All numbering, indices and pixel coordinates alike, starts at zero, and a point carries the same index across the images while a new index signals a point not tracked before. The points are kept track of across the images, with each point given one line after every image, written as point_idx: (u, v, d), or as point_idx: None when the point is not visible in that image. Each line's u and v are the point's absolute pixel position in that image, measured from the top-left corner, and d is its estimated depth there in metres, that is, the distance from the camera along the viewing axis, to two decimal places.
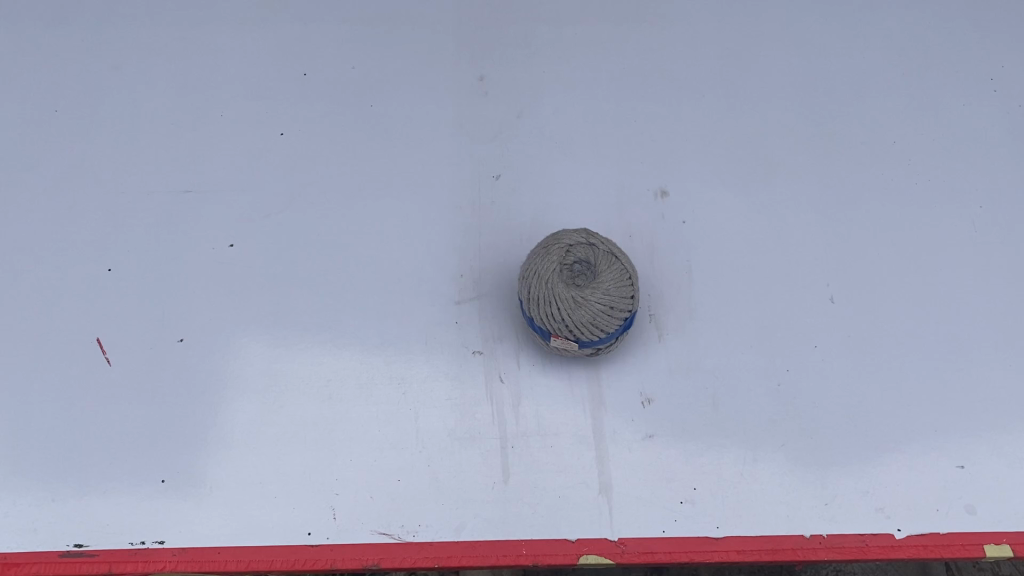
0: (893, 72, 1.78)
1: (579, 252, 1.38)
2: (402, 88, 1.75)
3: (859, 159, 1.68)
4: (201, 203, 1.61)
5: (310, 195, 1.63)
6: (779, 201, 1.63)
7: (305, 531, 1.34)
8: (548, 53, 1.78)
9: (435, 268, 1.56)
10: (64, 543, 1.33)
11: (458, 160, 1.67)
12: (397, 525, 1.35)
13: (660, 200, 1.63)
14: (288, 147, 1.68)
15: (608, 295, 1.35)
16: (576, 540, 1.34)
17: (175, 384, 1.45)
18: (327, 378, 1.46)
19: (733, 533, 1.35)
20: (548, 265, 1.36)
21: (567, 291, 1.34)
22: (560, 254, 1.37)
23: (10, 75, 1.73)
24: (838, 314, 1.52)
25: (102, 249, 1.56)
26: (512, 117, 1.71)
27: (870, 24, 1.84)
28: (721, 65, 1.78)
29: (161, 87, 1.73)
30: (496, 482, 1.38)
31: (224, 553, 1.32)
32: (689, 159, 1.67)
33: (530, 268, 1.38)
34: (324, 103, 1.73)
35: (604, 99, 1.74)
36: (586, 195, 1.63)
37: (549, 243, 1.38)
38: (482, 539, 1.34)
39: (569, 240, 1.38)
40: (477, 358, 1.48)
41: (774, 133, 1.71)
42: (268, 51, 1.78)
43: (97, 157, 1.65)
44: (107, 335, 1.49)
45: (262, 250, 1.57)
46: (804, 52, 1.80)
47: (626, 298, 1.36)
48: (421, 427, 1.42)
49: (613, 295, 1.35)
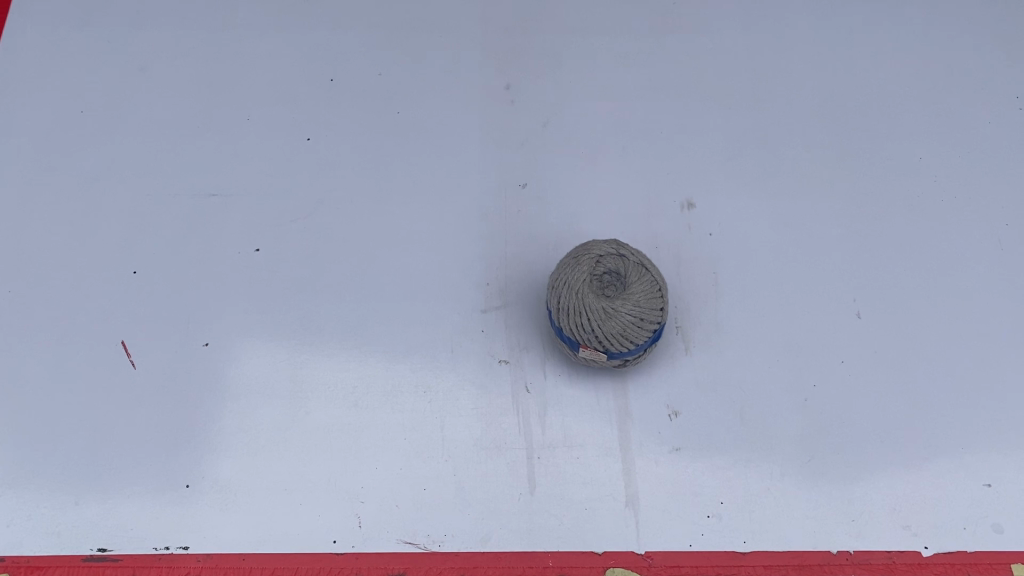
0: (918, 87, 1.78)
1: (609, 261, 1.38)
2: (428, 95, 1.74)
3: (885, 174, 1.68)
4: (227, 207, 1.61)
5: (336, 201, 1.62)
6: (806, 215, 1.63)
7: (330, 539, 1.33)
8: (575, 63, 1.78)
9: (461, 277, 1.55)
10: (87, 548, 1.32)
11: (484, 168, 1.66)
12: (423, 535, 1.34)
13: (687, 211, 1.62)
14: (313, 152, 1.67)
15: (638, 306, 1.34)
16: (603, 552, 1.33)
17: (200, 387, 1.45)
18: (353, 384, 1.46)
19: (760, 548, 1.34)
20: (578, 275, 1.36)
21: (598, 302, 1.34)
22: (590, 264, 1.37)
23: (35, 76, 1.73)
24: (865, 329, 1.52)
25: (128, 252, 1.56)
26: (539, 126, 1.71)
27: (896, 41, 1.84)
28: (748, 77, 1.78)
29: (187, 89, 1.73)
30: (523, 493, 1.37)
31: (248, 560, 1.32)
32: (715, 172, 1.67)
33: (560, 278, 1.37)
34: (351, 109, 1.72)
35: (631, 109, 1.74)
36: (613, 205, 1.63)
37: (580, 253, 1.38)
38: (508, 550, 1.33)
39: (598, 250, 1.38)
40: (503, 367, 1.47)
41: (800, 147, 1.71)
42: (295, 56, 1.78)
43: (122, 159, 1.65)
44: (132, 337, 1.48)
45: (288, 255, 1.57)
46: (831, 66, 1.80)
47: (656, 309, 1.36)
48: (447, 436, 1.41)
49: (643, 307, 1.35)
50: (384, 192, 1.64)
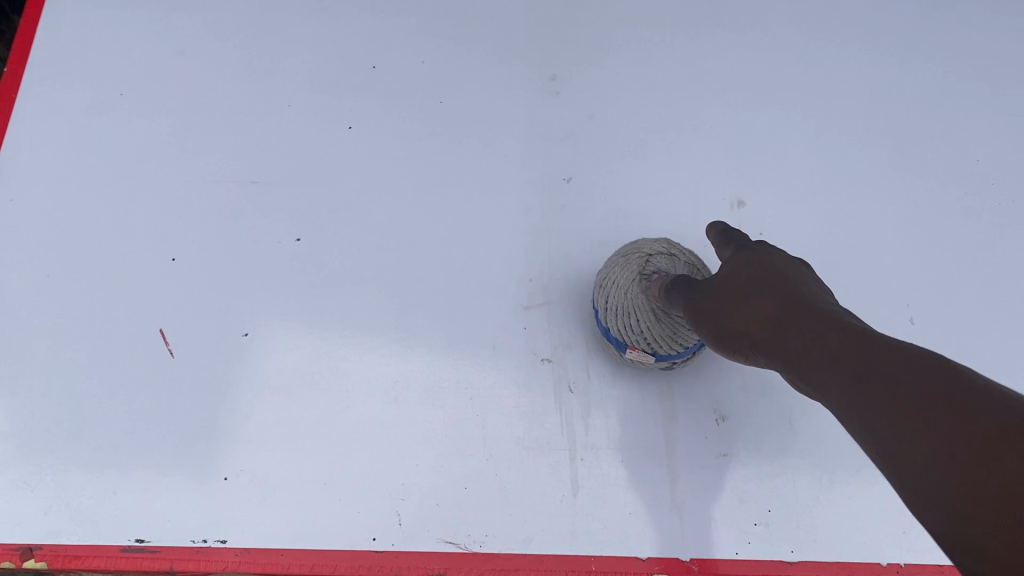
0: (974, 87, 1.75)
1: (661, 261, 1.32)
2: (472, 84, 1.71)
3: (940, 177, 1.65)
4: (267, 195, 1.59)
5: (378, 191, 1.60)
6: (858, 217, 1.60)
7: (370, 536, 1.31)
8: (622, 53, 1.74)
9: (505, 272, 1.52)
10: (125, 538, 1.31)
11: (529, 161, 1.63)
12: (463, 535, 1.31)
13: (737, 209, 1.59)
14: (355, 141, 1.65)
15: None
16: (648, 558, 1.31)
17: (240, 378, 1.43)
18: (394, 379, 1.43)
19: (808, 558, 1.33)
20: (627, 274, 1.31)
21: (647, 302, 1.29)
22: (640, 263, 1.32)
23: (72, 55, 1.70)
24: (918, 335, 1.50)
25: (167, 238, 1.54)
26: (585, 118, 1.67)
27: (952, 38, 1.80)
28: (800, 72, 1.74)
29: (228, 74, 1.71)
30: (565, 494, 1.35)
31: (287, 556, 1.30)
32: (766, 169, 1.63)
33: (608, 277, 1.34)
34: (394, 97, 1.69)
35: (680, 103, 1.70)
36: (661, 200, 1.59)
37: (629, 251, 1.33)
38: (550, 553, 1.31)
39: (648, 249, 1.32)
40: (546, 365, 1.44)
41: (853, 146, 1.67)
42: (337, 41, 1.75)
43: (162, 144, 1.63)
44: (171, 326, 1.46)
45: (329, 245, 1.54)
46: (884, 63, 1.76)
47: None
48: (489, 434, 1.39)
49: None
50: (426, 183, 1.61)
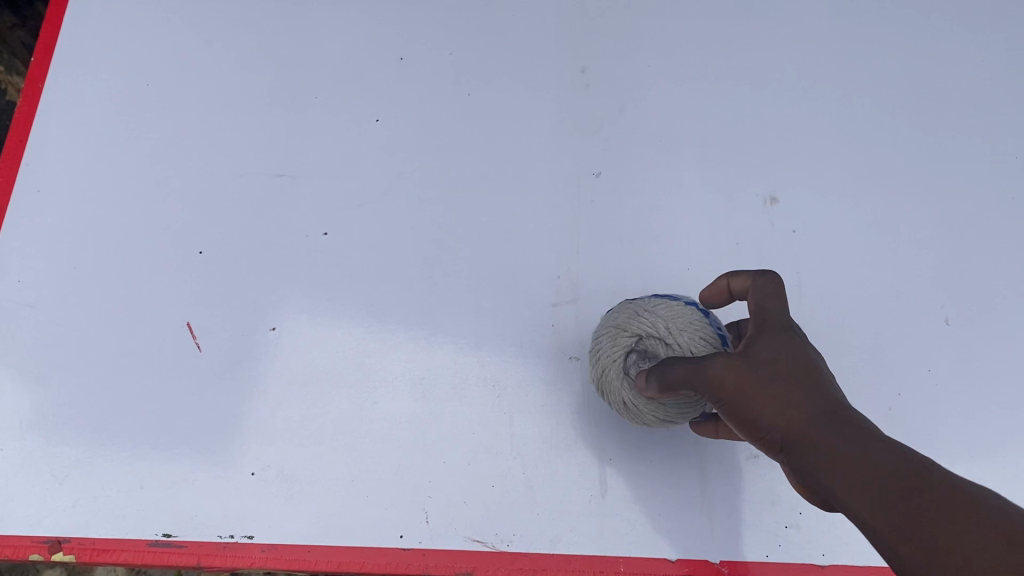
0: (1013, 81, 1.71)
1: (652, 347, 1.18)
2: (500, 77, 1.69)
3: (977, 173, 1.62)
4: (294, 188, 1.57)
5: (405, 186, 1.58)
6: (893, 215, 1.57)
7: (396, 534, 1.30)
8: (653, 45, 1.72)
9: (533, 268, 1.51)
10: (153, 532, 1.30)
11: (558, 155, 1.61)
12: (490, 533, 1.30)
13: (769, 206, 1.56)
14: (383, 134, 1.63)
15: (659, 411, 1.17)
16: (677, 560, 1.30)
17: (268, 372, 1.42)
18: (420, 375, 1.42)
19: (839, 561, 1.32)
20: (609, 353, 1.21)
21: (621, 392, 1.20)
22: (627, 341, 1.19)
23: (98, 46, 1.69)
24: (954, 336, 1.47)
25: (194, 231, 1.53)
26: (615, 112, 1.65)
27: (991, 30, 1.76)
28: (834, 66, 1.71)
29: (255, 65, 1.69)
30: (593, 494, 1.33)
31: (314, 552, 1.29)
32: (799, 165, 1.61)
33: (597, 344, 1.25)
34: (421, 90, 1.67)
35: (711, 97, 1.67)
36: (692, 197, 1.57)
37: (621, 324, 1.20)
38: (578, 553, 1.30)
39: (639, 329, 1.18)
40: (574, 364, 1.43)
41: (888, 142, 1.64)
42: (364, 32, 1.73)
43: (189, 136, 1.62)
44: (198, 320, 1.46)
45: (356, 239, 1.53)
46: (921, 56, 1.73)
47: (685, 414, 1.17)
48: (516, 433, 1.37)
49: (668, 412, 1.17)
50: (453, 177, 1.59)
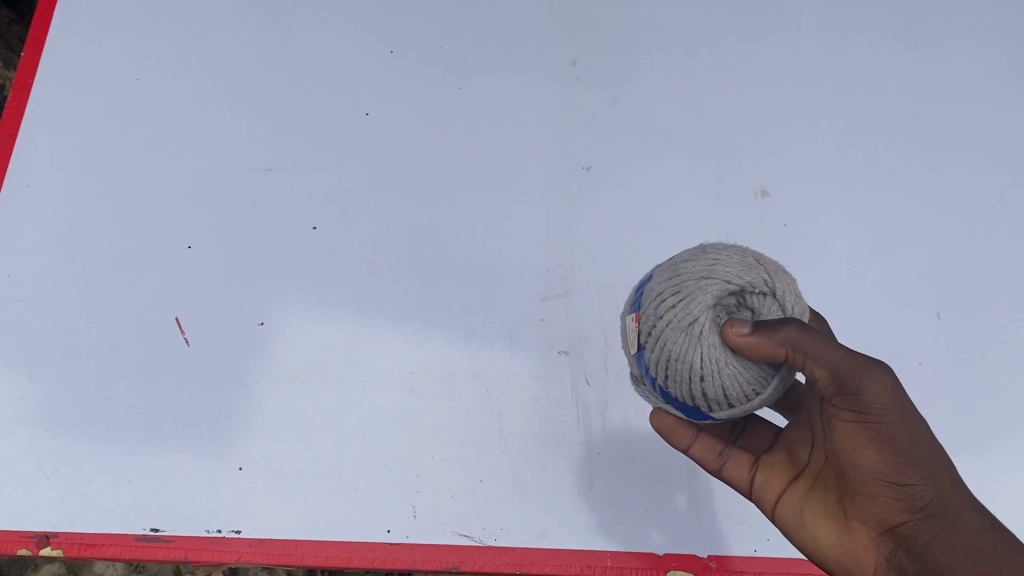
0: (1007, 71, 1.70)
1: (766, 310, 0.94)
2: (490, 70, 1.68)
3: (969, 165, 1.61)
4: (283, 182, 1.57)
5: (395, 180, 1.58)
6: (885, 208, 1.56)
7: (384, 528, 1.31)
8: (645, 38, 1.71)
9: (522, 262, 1.50)
10: (141, 527, 1.31)
11: (548, 148, 1.60)
12: (478, 528, 1.31)
13: (761, 199, 1.55)
14: (372, 128, 1.63)
15: (719, 364, 0.91)
16: (664, 555, 1.31)
17: (256, 367, 1.42)
18: (410, 369, 1.42)
19: None
20: (732, 267, 0.94)
21: (707, 310, 0.91)
22: (758, 278, 0.94)
23: (88, 40, 1.69)
24: (945, 329, 1.46)
25: (184, 226, 1.53)
26: (605, 106, 1.64)
27: (985, 21, 1.75)
28: (827, 58, 1.69)
29: (244, 60, 1.69)
30: (581, 489, 1.33)
31: (302, 546, 1.30)
32: (790, 158, 1.60)
33: (718, 251, 0.97)
34: (411, 84, 1.67)
35: (703, 90, 1.66)
36: (682, 190, 1.56)
37: (764, 262, 0.96)
38: (566, 547, 1.30)
39: (781, 286, 0.95)
40: (563, 358, 1.42)
41: (880, 134, 1.63)
42: (353, 25, 1.72)
43: (179, 131, 1.62)
44: (186, 314, 1.45)
45: (345, 234, 1.53)
46: (914, 48, 1.71)
47: (721, 392, 0.92)
48: (504, 427, 1.37)
49: (723, 373, 0.91)
50: (442, 171, 1.58)
